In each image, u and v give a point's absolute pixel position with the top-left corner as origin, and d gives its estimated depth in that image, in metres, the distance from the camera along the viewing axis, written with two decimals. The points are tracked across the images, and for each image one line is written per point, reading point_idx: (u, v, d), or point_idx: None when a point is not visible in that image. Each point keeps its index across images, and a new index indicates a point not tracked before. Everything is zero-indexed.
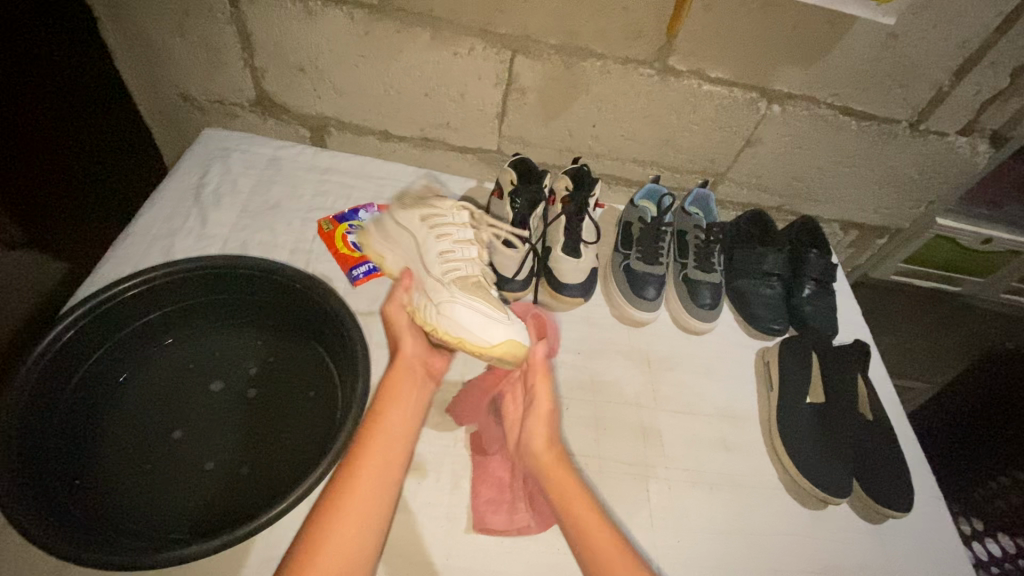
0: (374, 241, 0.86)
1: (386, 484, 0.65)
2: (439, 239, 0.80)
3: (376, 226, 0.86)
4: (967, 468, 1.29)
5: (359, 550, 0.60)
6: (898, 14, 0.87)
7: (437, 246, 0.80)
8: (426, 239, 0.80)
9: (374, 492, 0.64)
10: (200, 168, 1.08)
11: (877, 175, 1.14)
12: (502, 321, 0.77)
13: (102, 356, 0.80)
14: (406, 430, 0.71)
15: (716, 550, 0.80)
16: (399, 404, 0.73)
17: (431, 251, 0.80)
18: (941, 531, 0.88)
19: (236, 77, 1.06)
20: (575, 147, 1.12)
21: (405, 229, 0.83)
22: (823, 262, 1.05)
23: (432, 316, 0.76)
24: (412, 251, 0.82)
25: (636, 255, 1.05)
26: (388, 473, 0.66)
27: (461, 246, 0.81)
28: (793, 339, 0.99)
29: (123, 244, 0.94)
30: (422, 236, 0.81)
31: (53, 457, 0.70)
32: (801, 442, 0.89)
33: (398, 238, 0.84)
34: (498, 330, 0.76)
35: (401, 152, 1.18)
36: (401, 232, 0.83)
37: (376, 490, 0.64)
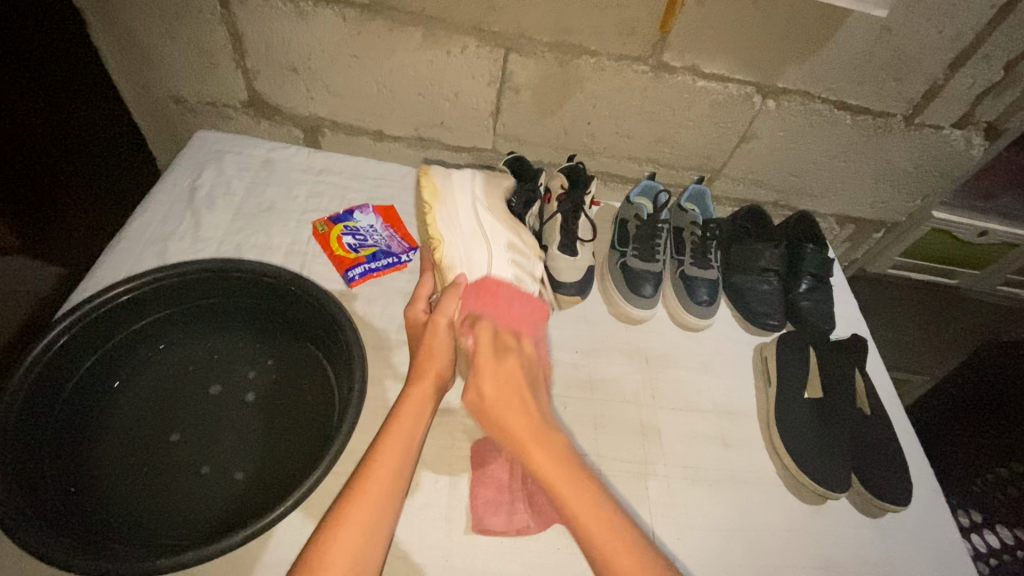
0: (444, 219, 0.87)
1: (394, 488, 0.64)
2: (513, 272, 0.86)
3: (455, 213, 0.87)
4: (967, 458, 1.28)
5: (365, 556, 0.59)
6: (890, 5, 0.87)
7: (512, 266, 0.86)
8: (502, 257, 0.86)
9: (378, 506, 0.62)
10: (193, 170, 1.07)
11: (872, 169, 1.14)
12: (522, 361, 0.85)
13: (96, 361, 0.79)
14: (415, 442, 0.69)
15: (716, 547, 0.80)
16: (405, 417, 0.70)
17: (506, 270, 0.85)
18: (940, 525, 0.88)
19: (228, 79, 1.05)
20: (571, 145, 1.12)
21: (484, 237, 0.87)
22: (820, 256, 1.05)
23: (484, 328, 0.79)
24: (484, 256, 0.85)
25: (633, 251, 1.04)
26: (394, 486, 0.64)
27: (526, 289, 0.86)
28: (791, 334, 1.00)
29: (117, 248, 0.93)
30: (500, 254, 0.86)
31: (48, 464, 0.70)
32: (799, 437, 0.89)
33: (472, 238, 0.86)
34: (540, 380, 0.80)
35: (396, 152, 1.17)
36: (480, 237, 0.86)
37: (383, 497, 0.63)
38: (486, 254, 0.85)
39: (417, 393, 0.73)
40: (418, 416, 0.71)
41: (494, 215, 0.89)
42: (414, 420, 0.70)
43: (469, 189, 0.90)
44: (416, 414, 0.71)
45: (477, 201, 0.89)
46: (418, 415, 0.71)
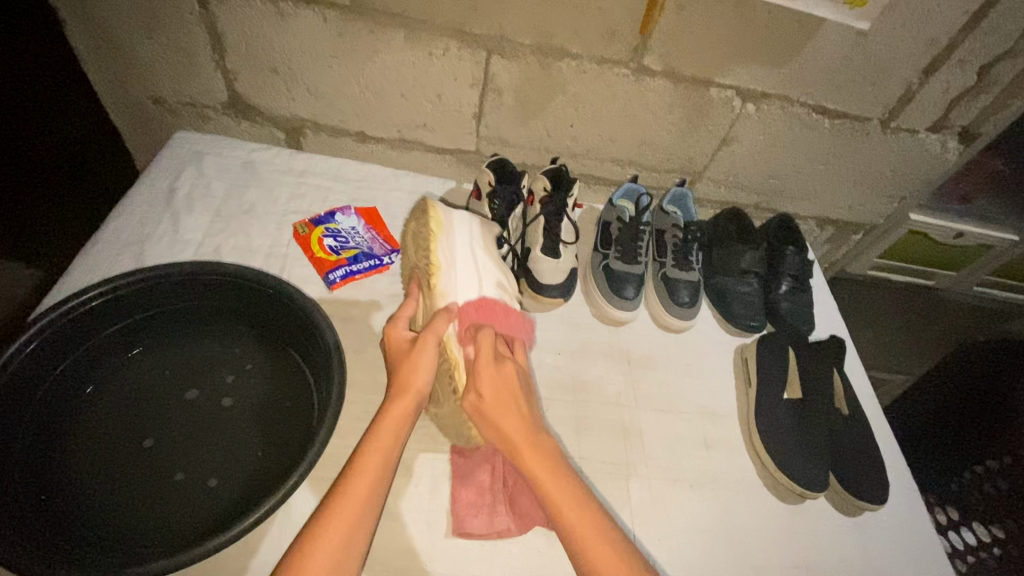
0: (445, 245, 0.83)
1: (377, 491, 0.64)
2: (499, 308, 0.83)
3: (455, 241, 0.85)
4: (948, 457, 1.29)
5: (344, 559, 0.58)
6: (871, 19, 0.90)
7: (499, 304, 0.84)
8: (490, 292, 0.83)
9: (359, 514, 0.61)
10: (172, 172, 1.05)
11: (851, 172, 1.16)
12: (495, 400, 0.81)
13: (69, 366, 0.78)
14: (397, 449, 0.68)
15: (696, 547, 0.81)
16: (388, 424, 0.68)
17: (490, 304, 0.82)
18: (917, 523, 0.89)
19: (208, 79, 1.04)
20: (554, 148, 1.12)
21: (479, 273, 0.84)
22: (799, 258, 1.06)
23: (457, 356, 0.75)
24: (476, 291, 0.82)
25: (616, 253, 1.05)
26: (378, 490, 0.64)
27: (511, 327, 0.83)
28: (771, 335, 1.01)
29: (92, 251, 0.92)
30: (490, 291, 0.83)
31: (17, 472, 0.68)
32: (779, 437, 0.90)
33: (468, 270, 0.83)
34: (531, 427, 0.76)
35: (379, 154, 1.16)
36: (476, 272, 0.84)
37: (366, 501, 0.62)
38: (479, 289, 0.82)
39: (398, 408, 0.70)
40: (401, 429, 0.69)
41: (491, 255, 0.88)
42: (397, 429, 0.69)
43: (469, 226, 0.88)
44: (399, 426, 0.69)
45: (477, 238, 0.88)
46: (401, 425, 0.69)
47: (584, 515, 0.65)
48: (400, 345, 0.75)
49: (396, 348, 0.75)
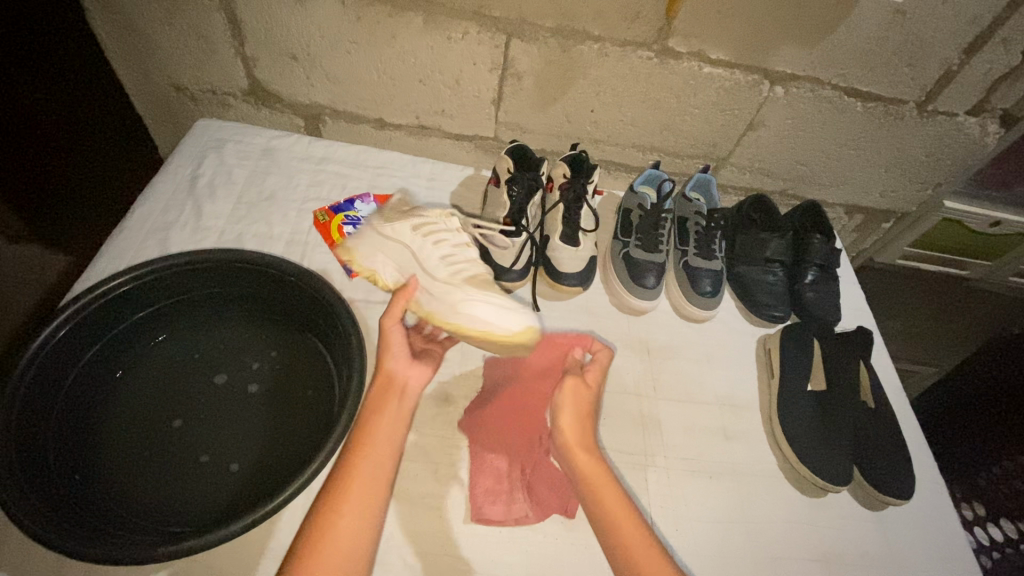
0: (359, 247, 0.88)
1: (376, 485, 0.66)
2: (438, 247, 0.86)
3: (361, 238, 0.88)
4: (973, 453, 1.26)
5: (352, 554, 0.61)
6: None
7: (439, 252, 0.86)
8: (413, 238, 0.85)
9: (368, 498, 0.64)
10: (193, 160, 1.07)
11: (882, 158, 1.12)
12: (512, 306, 0.85)
13: (98, 351, 0.80)
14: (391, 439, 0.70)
15: (714, 540, 0.80)
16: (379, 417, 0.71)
17: (425, 246, 0.86)
18: (943, 519, 0.87)
19: (228, 66, 1.04)
20: (574, 133, 1.10)
21: (396, 235, 0.86)
22: (826, 247, 1.03)
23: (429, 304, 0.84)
24: (403, 251, 0.85)
25: (636, 242, 1.03)
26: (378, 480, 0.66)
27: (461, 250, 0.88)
28: (795, 326, 0.98)
29: (119, 238, 0.93)
30: (412, 238, 0.86)
31: (51, 454, 0.70)
32: (802, 429, 0.88)
33: (386, 245, 0.86)
34: (512, 316, 0.84)
35: (397, 140, 1.16)
36: (394, 237, 0.86)
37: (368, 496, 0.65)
38: (406, 246, 0.85)
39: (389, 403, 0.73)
40: (395, 423, 0.72)
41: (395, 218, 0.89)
42: (391, 424, 0.71)
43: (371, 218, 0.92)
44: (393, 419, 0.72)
45: (377, 219, 0.90)
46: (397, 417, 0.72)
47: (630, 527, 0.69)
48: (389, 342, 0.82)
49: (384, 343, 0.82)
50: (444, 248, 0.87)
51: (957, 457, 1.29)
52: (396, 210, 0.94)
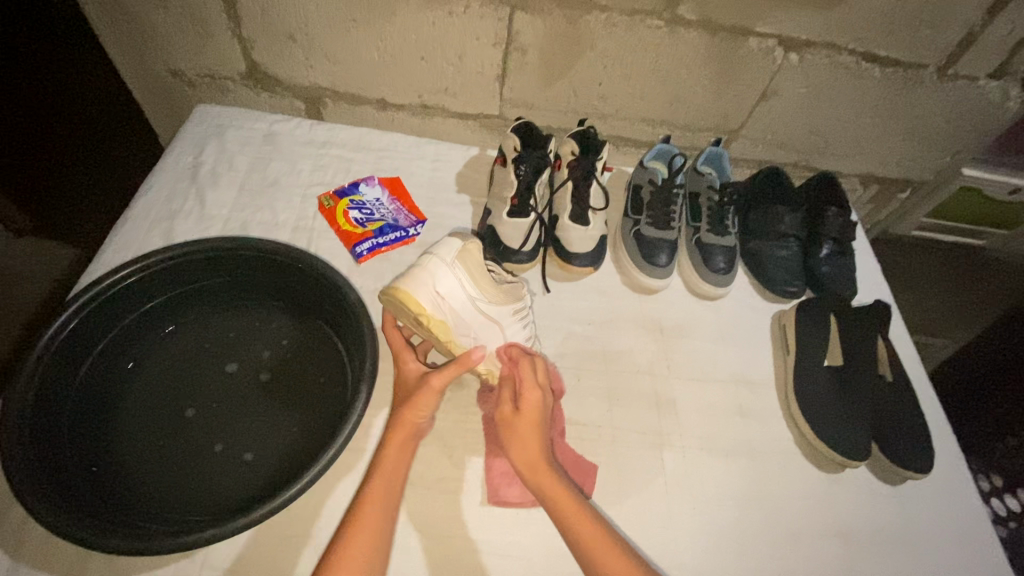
0: (441, 314, 0.75)
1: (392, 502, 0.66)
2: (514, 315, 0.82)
3: (452, 300, 0.76)
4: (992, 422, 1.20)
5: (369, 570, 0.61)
6: None
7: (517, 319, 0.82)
8: (508, 322, 0.81)
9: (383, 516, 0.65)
10: (194, 147, 1.05)
11: (899, 126, 1.08)
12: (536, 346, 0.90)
13: (109, 342, 0.79)
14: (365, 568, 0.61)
15: (730, 517, 0.80)
16: (356, 539, 0.62)
17: (514, 322, 0.82)
18: (961, 491, 0.86)
19: (226, 49, 1.01)
20: (581, 109, 1.07)
21: (489, 313, 0.79)
22: (842, 220, 1.01)
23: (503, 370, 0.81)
24: (491, 330, 0.80)
25: (647, 219, 1.01)
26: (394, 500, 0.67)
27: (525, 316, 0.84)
28: (811, 302, 0.97)
29: (123, 229, 0.92)
30: (507, 319, 0.81)
31: (67, 447, 0.70)
32: (819, 405, 0.87)
33: (475, 318, 0.78)
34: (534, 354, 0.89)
35: (400, 121, 1.14)
36: (486, 316, 0.79)
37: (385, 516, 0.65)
38: (496, 325, 0.80)
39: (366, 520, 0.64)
40: (375, 546, 0.63)
41: (482, 280, 0.77)
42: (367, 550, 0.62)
43: (447, 265, 0.75)
44: (371, 541, 0.62)
45: (467, 280, 0.76)
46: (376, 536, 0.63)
47: (616, 558, 0.64)
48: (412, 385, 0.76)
49: (407, 387, 0.75)
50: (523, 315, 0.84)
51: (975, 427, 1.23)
52: (476, 259, 0.77)
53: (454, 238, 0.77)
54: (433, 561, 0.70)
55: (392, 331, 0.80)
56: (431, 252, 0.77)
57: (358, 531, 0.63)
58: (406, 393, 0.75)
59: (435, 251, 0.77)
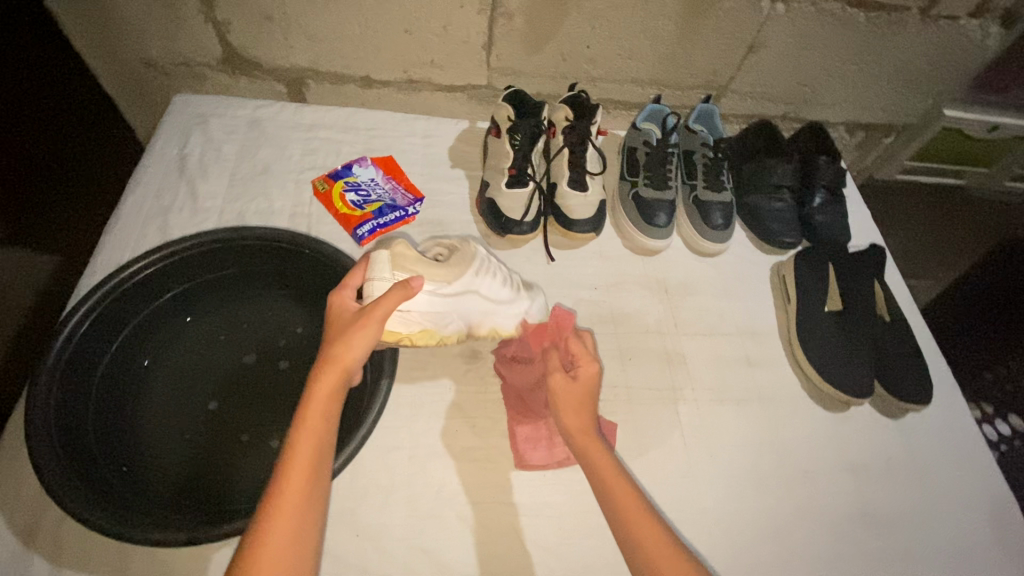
0: (417, 327, 0.74)
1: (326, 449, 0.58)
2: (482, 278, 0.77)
3: (413, 309, 0.72)
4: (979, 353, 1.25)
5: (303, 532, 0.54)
6: None
7: (486, 280, 0.78)
8: (479, 282, 0.77)
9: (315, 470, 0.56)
10: (178, 139, 1.02)
11: (884, 71, 1.09)
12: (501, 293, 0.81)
13: (122, 342, 0.78)
14: (298, 527, 0.54)
15: (747, 463, 0.83)
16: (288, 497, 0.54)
17: (485, 275, 0.78)
18: (959, 419, 0.91)
19: (199, 34, 0.98)
20: (571, 73, 1.06)
21: (453, 287, 0.74)
22: (833, 167, 1.03)
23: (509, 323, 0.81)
24: (467, 298, 0.76)
25: (645, 180, 1.01)
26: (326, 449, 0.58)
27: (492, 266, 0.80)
28: (809, 251, 0.99)
29: (116, 227, 0.90)
30: (475, 281, 0.76)
31: (96, 449, 0.70)
32: (823, 350, 0.90)
33: (445, 303, 0.74)
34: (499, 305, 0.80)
35: (386, 98, 1.11)
36: (452, 294, 0.74)
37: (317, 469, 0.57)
38: (472, 292, 0.77)
39: (297, 470, 0.56)
40: (307, 504, 0.55)
41: (424, 269, 0.72)
42: (298, 507, 0.54)
43: (386, 279, 0.68)
44: (303, 498, 0.55)
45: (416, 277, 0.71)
46: (309, 490, 0.56)
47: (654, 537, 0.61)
48: (345, 315, 0.66)
49: (338, 319, 0.65)
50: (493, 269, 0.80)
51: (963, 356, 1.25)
52: (409, 256, 0.70)
53: (381, 252, 0.69)
54: (470, 528, 0.72)
55: (355, 269, 0.70)
56: (366, 274, 0.69)
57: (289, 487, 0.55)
58: (337, 327, 0.64)
59: (367, 273, 0.69)
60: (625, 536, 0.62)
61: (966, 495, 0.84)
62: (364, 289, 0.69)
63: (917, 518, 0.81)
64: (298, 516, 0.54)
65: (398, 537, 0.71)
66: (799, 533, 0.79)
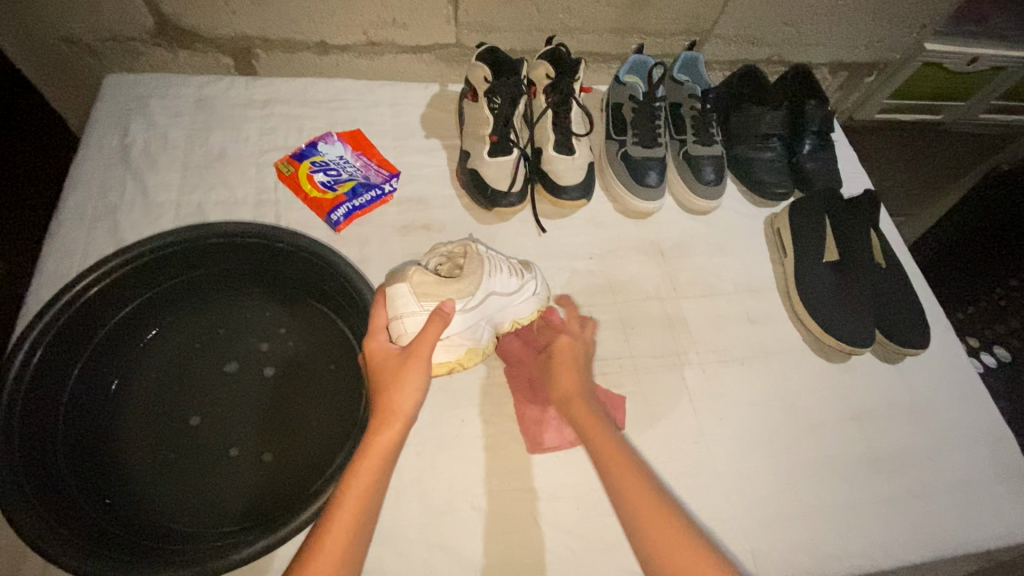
0: (462, 348, 0.73)
1: (372, 498, 0.56)
2: (497, 278, 0.73)
3: (450, 334, 0.70)
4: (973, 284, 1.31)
5: None
6: None
7: (503, 278, 0.74)
8: (493, 282, 0.72)
9: (361, 516, 0.55)
10: (117, 127, 0.91)
11: (869, 6, 1.05)
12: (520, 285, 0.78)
13: (86, 362, 0.70)
14: None
15: (757, 420, 0.83)
16: (325, 552, 0.52)
17: (496, 272, 0.73)
18: (953, 356, 0.92)
19: (124, 3, 0.85)
20: (547, 26, 0.98)
21: (476, 298, 0.69)
22: (822, 111, 0.99)
23: (532, 304, 0.78)
24: (490, 301, 0.72)
25: (633, 138, 0.96)
26: (374, 497, 0.56)
27: (495, 258, 0.75)
28: (803, 201, 0.96)
29: (59, 232, 0.81)
30: (491, 282, 0.71)
31: (72, 483, 0.63)
32: (824, 301, 0.89)
33: (475, 315, 0.71)
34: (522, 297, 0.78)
35: (346, 66, 1.01)
36: (477, 304, 0.70)
37: (364, 516, 0.55)
38: (494, 292, 0.72)
39: (338, 527, 0.53)
40: (348, 556, 0.53)
41: (448, 291, 0.66)
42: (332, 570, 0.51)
43: (415, 313, 0.65)
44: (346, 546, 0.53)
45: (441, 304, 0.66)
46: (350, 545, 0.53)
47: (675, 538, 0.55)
48: (388, 360, 0.62)
49: (382, 365, 0.62)
50: (499, 264, 0.75)
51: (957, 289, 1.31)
52: (429, 281, 0.65)
53: (398, 285, 0.65)
54: (484, 519, 0.70)
55: (379, 310, 0.67)
56: (393, 312, 0.65)
57: (327, 542, 0.52)
58: (380, 375, 0.61)
59: (395, 310, 0.65)
60: (614, 486, 0.61)
61: (964, 432, 0.86)
62: (396, 329, 0.66)
63: (919, 458, 0.83)
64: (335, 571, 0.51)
65: (412, 536, 0.68)
66: (813, 485, 0.79)
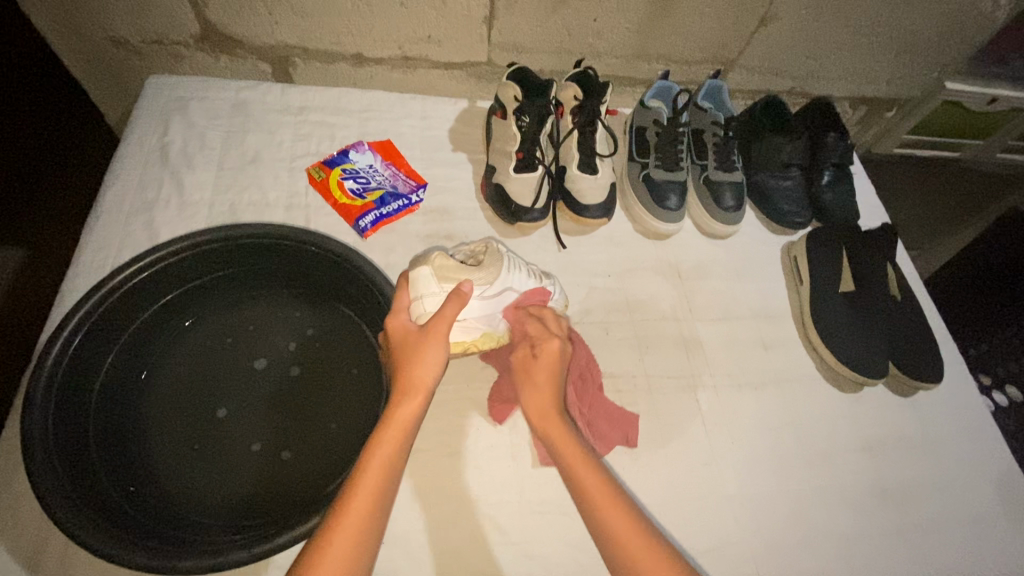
0: (476, 333, 0.74)
1: (394, 464, 0.58)
2: (515, 273, 0.76)
3: (467, 316, 0.72)
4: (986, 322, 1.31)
5: (362, 549, 0.53)
6: None
7: (521, 274, 0.77)
8: (512, 278, 0.75)
9: (383, 482, 0.57)
10: (158, 126, 0.94)
11: (891, 44, 1.07)
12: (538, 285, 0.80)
13: (121, 350, 0.73)
14: (355, 545, 0.53)
15: (769, 445, 0.84)
16: (352, 507, 0.54)
17: (515, 270, 0.76)
18: (966, 392, 0.92)
19: (173, 8, 0.89)
20: (576, 49, 1.01)
21: (495, 288, 0.72)
22: (842, 144, 1.01)
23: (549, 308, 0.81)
24: (507, 296, 0.75)
25: (656, 161, 0.98)
26: (395, 464, 0.58)
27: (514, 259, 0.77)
28: (820, 231, 0.97)
29: (97, 225, 0.83)
30: (509, 277, 0.74)
31: (100, 468, 0.65)
32: (837, 329, 0.90)
33: (491, 305, 0.73)
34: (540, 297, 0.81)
35: (379, 77, 1.04)
36: (495, 294, 0.73)
37: (385, 482, 0.57)
38: (513, 286, 0.75)
39: (362, 489, 0.56)
40: (370, 518, 0.55)
41: (467, 275, 0.70)
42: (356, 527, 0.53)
43: (435, 293, 0.68)
44: (369, 509, 0.55)
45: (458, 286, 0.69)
46: (374, 508, 0.55)
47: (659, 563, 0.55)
48: (408, 336, 0.66)
49: (403, 338, 0.65)
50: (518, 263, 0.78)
51: (968, 325, 1.31)
52: (449, 265, 0.68)
53: (420, 269, 0.68)
54: (496, 528, 0.71)
55: (403, 292, 0.70)
56: (414, 293, 0.69)
57: (353, 502, 0.55)
58: (401, 349, 0.65)
59: (416, 291, 0.69)
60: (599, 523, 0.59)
61: (975, 468, 0.86)
62: (417, 310, 0.69)
63: (928, 491, 0.83)
64: (358, 532, 0.53)
65: (425, 541, 0.69)
66: (823, 514, 0.79)
